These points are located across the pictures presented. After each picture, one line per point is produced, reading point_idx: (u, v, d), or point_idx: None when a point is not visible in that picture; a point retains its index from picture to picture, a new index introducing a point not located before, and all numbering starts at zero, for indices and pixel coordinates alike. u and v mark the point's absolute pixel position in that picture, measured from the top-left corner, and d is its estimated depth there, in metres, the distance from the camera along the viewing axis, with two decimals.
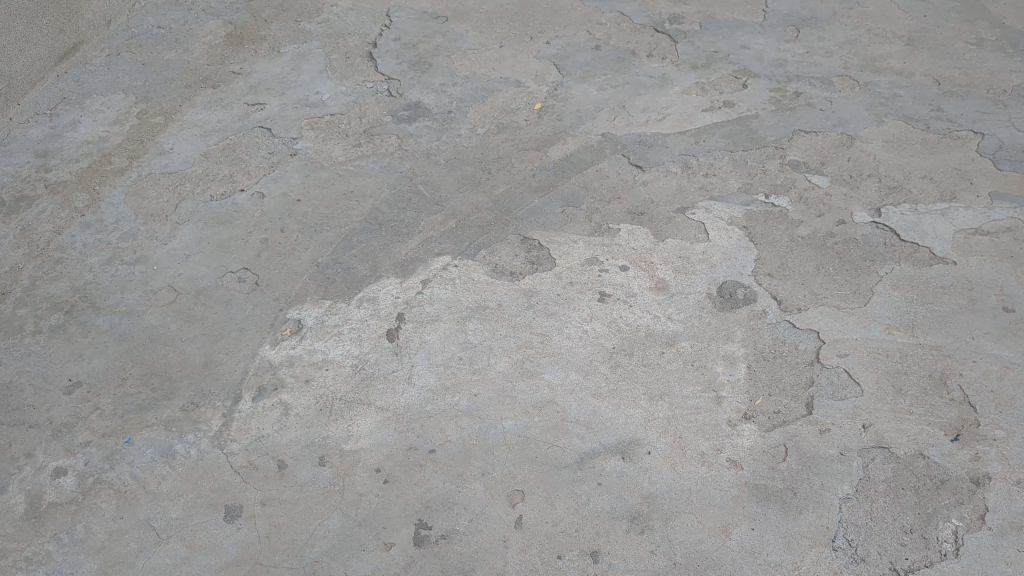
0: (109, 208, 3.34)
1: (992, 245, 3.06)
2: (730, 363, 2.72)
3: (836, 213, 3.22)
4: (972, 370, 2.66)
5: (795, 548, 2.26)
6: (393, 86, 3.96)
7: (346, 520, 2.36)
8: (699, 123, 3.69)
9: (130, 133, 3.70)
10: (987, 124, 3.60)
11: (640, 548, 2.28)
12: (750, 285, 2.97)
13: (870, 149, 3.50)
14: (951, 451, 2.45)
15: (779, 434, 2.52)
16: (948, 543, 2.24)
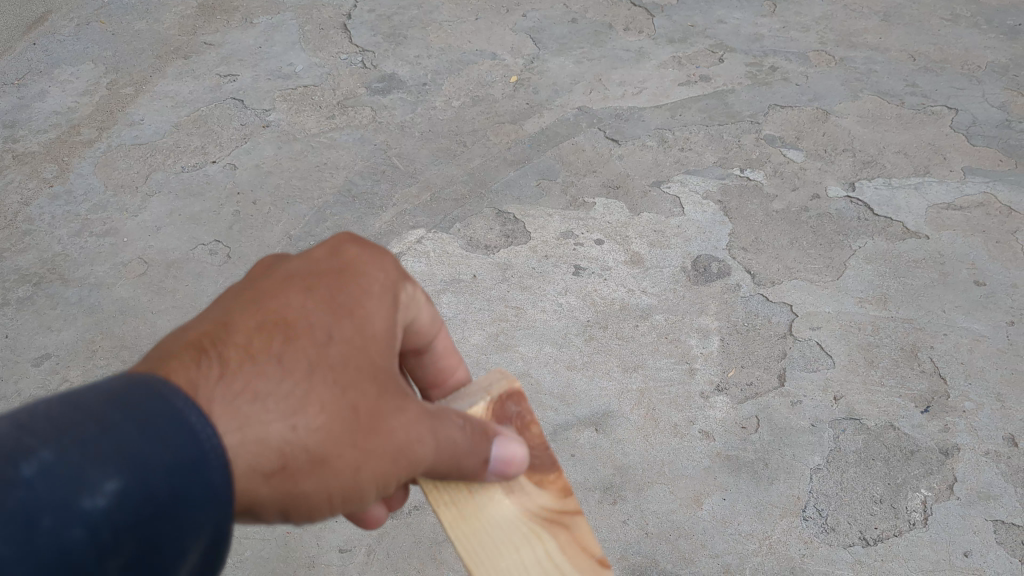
0: (78, 179, 3.31)
1: (965, 219, 3.06)
2: (703, 336, 2.72)
3: (811, 187, 3.22)
4: (942, 342, 2.68)
5: (766, 518, 2.28)
6: (367, 58, 3.92)
7: None
8: (675, 97, 3.68)
9: (100, 103, 3.65)
10: (961, 99, 3.60)
11: (612, 518, 2.29)
12: (724, 259, 2.97)
13: (845, 124, 3.50)
14: (920, 423, 2.47)
15: (751, 406, 2.53)
16: (917, 512, 2.27)
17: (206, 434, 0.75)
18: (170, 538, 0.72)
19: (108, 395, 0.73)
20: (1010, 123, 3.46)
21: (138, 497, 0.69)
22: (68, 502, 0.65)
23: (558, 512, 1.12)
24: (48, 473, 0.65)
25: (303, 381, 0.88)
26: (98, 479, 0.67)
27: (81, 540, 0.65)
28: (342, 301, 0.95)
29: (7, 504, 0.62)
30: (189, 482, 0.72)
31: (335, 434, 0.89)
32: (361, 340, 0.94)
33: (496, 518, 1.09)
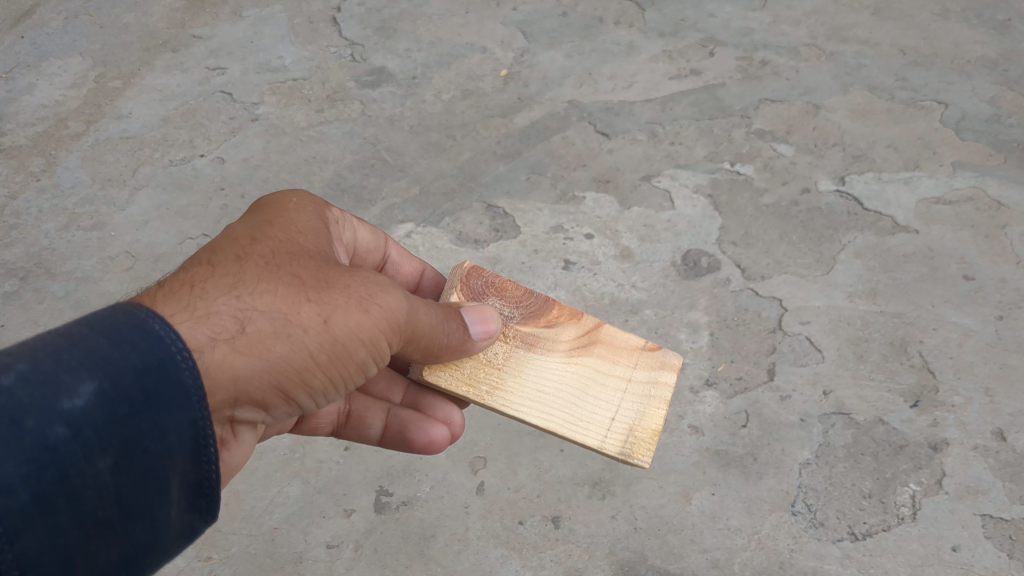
0: (65, 173, 3.29)
1: (954, 214, 3.06)
2: (693, 331, 2.71)
3: (801, 181, 3.21)
4: (932, 337, 2.67)
5: (755, 513, 2.29)
6: (356, 51, 3.90)
7: (306, 488, 2.35)
8: (665, 91, 3.66)
9: (87, 96, 3.62)
10: (951, 94, 3.60)
11: (601, 513, 2.30)
12: (714, 254, 2.96)
13: (836, 118, 3.48)
14: (909, 418, 2.47)
15: (740, 400, 2.52)
16: (906, 506, 2.30)
17: (167, 334, 1.10)
18: (144, 430, 1.06)
19: (77, 330, 1.07)
20: (1000, 118, 3.46)
21: (111, 398, 1.03)
22: (51, 404, 0.99)
23: (581, 339, 1.61)
24: (31, 381, 0.99)
25: (245, 278, 1.26)
26: (75, 386, 1.01)
27: (64, 435, 0.99)
28: (251, 244, 1.34)
29: (4, 407, 0.96)
30: (152, 388, 1.06)
31: (286, 295, 1.26)
32: (279, 250, 1.35)
33: (536, 367, 1.56)
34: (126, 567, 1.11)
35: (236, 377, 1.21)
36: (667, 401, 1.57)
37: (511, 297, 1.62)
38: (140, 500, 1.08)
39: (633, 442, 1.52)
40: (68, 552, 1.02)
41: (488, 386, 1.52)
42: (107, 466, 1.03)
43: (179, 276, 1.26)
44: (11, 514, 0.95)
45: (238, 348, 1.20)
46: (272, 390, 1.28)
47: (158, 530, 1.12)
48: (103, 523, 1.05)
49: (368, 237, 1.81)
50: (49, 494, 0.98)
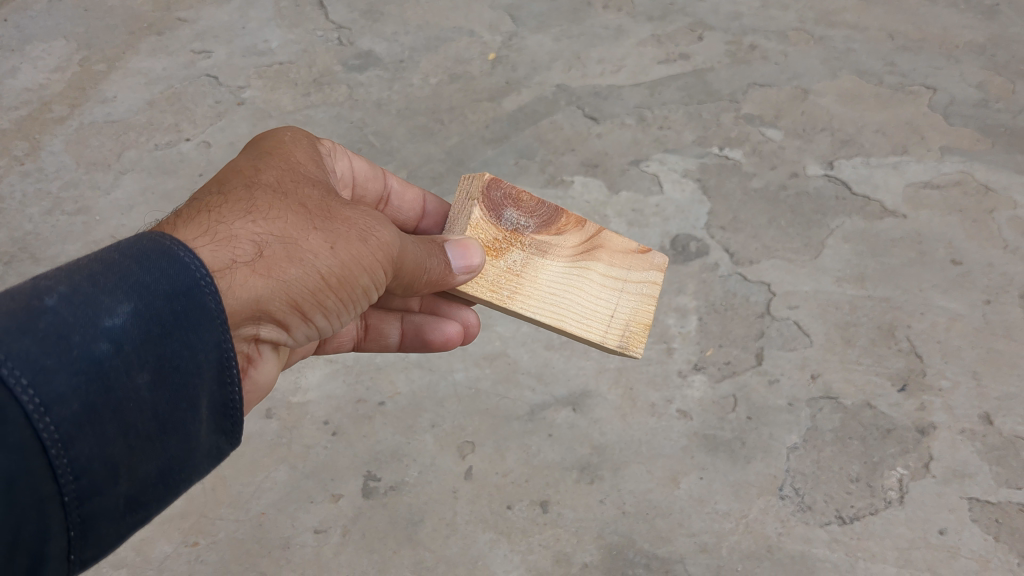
0: (49, 158, 3.26)
1: (942, 199, 3.05)
2: (681, 316, 2.70)
3: (789, 165, 3.20)
4: (919, 321, 2.67)
5: (742, 497, 2.30)
6: (343, 34, 3.87)
7: (294, 473, 2.35)
8: (654, 75, 3.62)
9: (72, 80, 3.59)
10: (939, 78, 3.55)
11: (589, 497, 2.30)
12: (702, 239, 2.94)
13: (825, 104, 3.46)
14: (897, 402, 2.48)
15: (728, 384, 2.52)
16: (893, 490, 2.30)
17: (190, 256, 1.04)
18: (177, 350, 1.01)
19: (103, 252, 1.02)
20: (988, 103, 3.44)
21: (145, 319, 0.98)
22: (91, 323, 0.94)
23: (586, 241, 1.56)
24: (70, 302, 0.94)
25: (251, 203, 1.23)
26: (113, 306, 0.96)
27: (107, 351, 0.94)
28: (252, 174, 1.31)
29: (43, 325, 0.91)
30: (184, 306, 1.01)
31: (293, 222, 1.23)
32: (281, 180, 1.31)
33: (550, 273, 1.50)
34: (162, 483, 1.06)
35: (256, 299, 1.16)
36: (658, 299, 1.56)
37: (524, 202, 1.52)
38: (174, 416, 1.03)
39: (629, 335, 1.52)
40: (113, 461, 0.97)
41: (509, 291, 1.46)
42: (145, 382, 0.98)
43: (188, 209, 1.22)
44: (63, 424, 0.90)
45: (257, 269, 1.16)
46: (287, 314, 1.24)
47: (192, 446, 1.07)
48: (143, 437, 1.00)
49: (365, 166, 1.79)
50: (95, 406, 0.93)
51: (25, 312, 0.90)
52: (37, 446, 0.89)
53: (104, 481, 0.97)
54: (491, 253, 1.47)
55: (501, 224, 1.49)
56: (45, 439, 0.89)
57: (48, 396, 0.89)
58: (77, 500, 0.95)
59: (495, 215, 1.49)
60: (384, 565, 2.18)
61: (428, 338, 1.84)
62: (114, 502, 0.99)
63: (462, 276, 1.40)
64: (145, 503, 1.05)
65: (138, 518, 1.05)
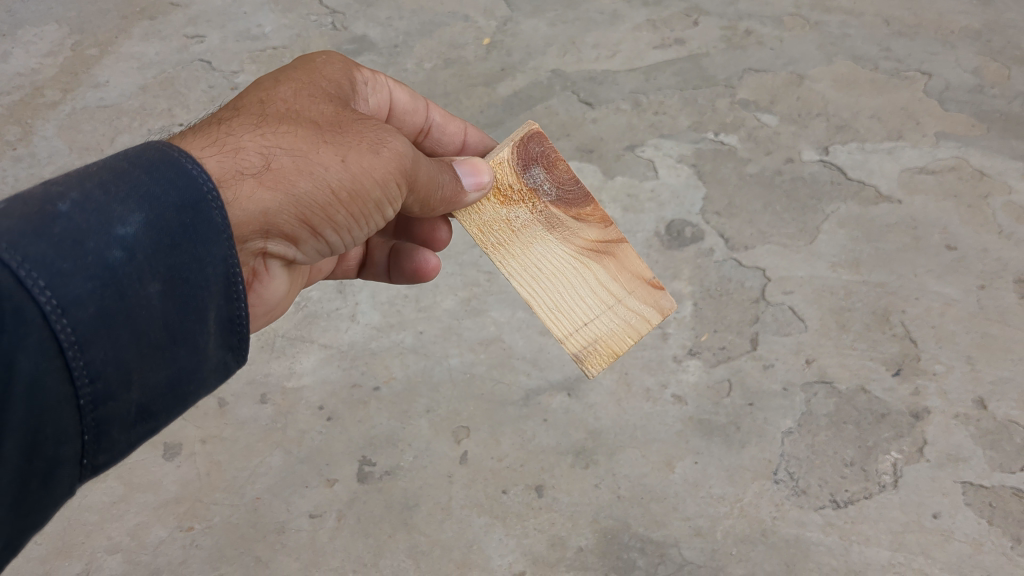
0: (42, 142, 3.26)
1: (937, 183, 3.04)
2: (676, 301, 2.71)
3: (784, 151, 3.18)
4: (914, 306, 2.65)
5: (737, 481, 2.30)
6: (337, 19, 3.85)
7: (289, 457, 2.35)
8: (650, 60, 3.60)
9: (64, 65, 3.58)
10: (934, 64, 3.51)
11: (584, 482, 2.30)
12: (698, 224, 2.93)
13: (820, 89, 3.43)
14: (891, 386, 2.48)
15: (723, 369, 2.52)
16: (887, 474, 2.31)
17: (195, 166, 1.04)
18: (187, 261, 1.01)
19: (114, 159, 1.02)
20: (983, 88, 3.41)
21: (157, 228, 0.98)
22: (103, 229, 0.94)
23: (599, 241, 1.48)
24: (83, 207, 0.94)
25: (261, 118, 1.23)
26: (125, 215, 0.97)
27: (121, 258, 0.95)
28: (271, 88, 1.31)
29: (57, 230, 0.91)
30: (194, 218, 1.02)
31: (304, 135, 1.22)
32: (298, 94, 1.31)
33: (547, 249, 1.46)
34: (172, 393, 1.06)
35: (264, 212, 1.17)
36: (640, 335, 1.44)
37: (563, 172, 1.49)
38: (185, 327, 1.03)
39: (591, 352, 1.42)
40: (126, 368, 0.98)
41: (495, 241, 1.46)
42: (157, 292, 0.99)
43: (202, 123, 1.23)
44: (79, 327, 0.91)
45: (264, 182, 1.16)
46: (298, 228, 1.25)
47: (201, 360, 1.08)
48: (154, 346, 1.01)
49: (406, 97, 1.77)
50: (109, 312, 0.94)
51: (39, 217, 0.91)
52: (54, 348, 0.90)
53: (117, 387, 0.98)
54: (498, 198, 1.47)
55: (524, 177, 1.47)
56: (62, 341, 0.90)
57: (64, 298, 0.90)
58: (91, 404, 0.96)
59: (523, 167, 1.48)
60: (379, 549, 2.19)
61: (416, 269, 2.01)
62: (125, 410, 1.01)
63: (471, 196, 1.43)
64: (156, 413, 1.06)
65: (148, 429, 1.06)
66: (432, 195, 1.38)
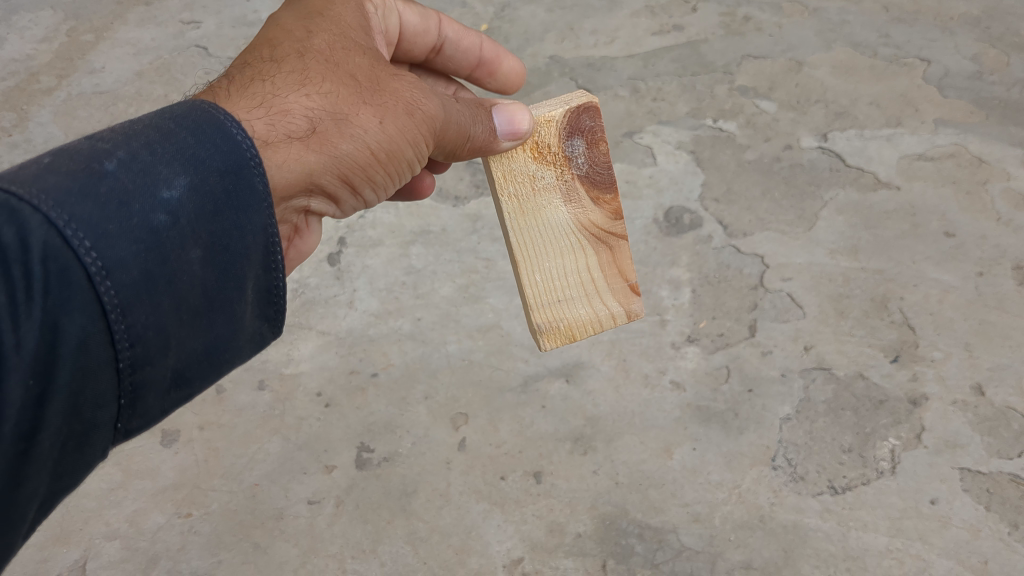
0: (37, 128, 3.25)
1: (936, 170, 3.03)
2: (675, 287, 2.70)
3: (783, 138, 3.17)
4: (912, 293, 2.67)
5: (735, 468, 2.30)
6: None
7: (287, 444, 2.35)
8: (648, 47, 3.58)
9: (59, 51, 3.56)
10: (934, 51, 3.49)
11: (582, 468, 2.31)
12: (697, 211, 2.92)
13: (819, 76, 3.41)
14: (890, 372, 2.48)
15: (722, 356, 2.52)
16: (885, 461, 2.31)
17: (240, 132, 1.08)
18: (227, 228, 1.05)
19: (160, 116, 1.07)
20: (983, 75, 3.39)
21: (200, 193, 1.03)
22: (148, 191, 0.99)
23: (607, 230, 1.42)
24: (128, 168, 0.99)
25: (302, 72, 1.29)
26: (170, 179, 1.01)
27: (165, 222, 0.99)
28: (303, 37, 1.36)
29: (103, 189, 0.95)
30: (235, 185, 1.06)
31: (343, 95, 1.30)
32: (330, 45, 1.36)
33: (557, 220, 1.40)
34: (207, 361, 1.10)
35: (309, 172, 1.26)
36: (599, 331, 1.42)
37: (603, 154, 1.40)
38: (222, 295, 1.07)
39: (552, 329, 1.40)
40: (166, 333, 1.01)
41: (510, 191, 1.39)
42: (198, 258, 1.02)
43: (242, 74, 1.29)
44: (122, 289, 0.95)
45: (309, 144, 1.25)
46: (339, 185, 1.34)
47: (236, 329, 1.11)
48: (192, 313, 1.04)
49: (415, 23, 1.82)
50: (152, 276, 0.98)
51: (86, 176, 0.95)
52: (98, 310, 0.94)
53: (156, 353, 1.01)
54: (532, 152, 1.39)
55: (564, 144, 1.39)
56: (105, 303, 0.94)
57: (110, 260, 0.93)
58: (131, 367, 0.99)
59: (567, 133, 1.39)
60: (378, 536, 2.19)
61: (406, 193, 2.02)
62: (163, 376, 1.04)
63: (506, 143, 1.36)
64: (189, 380, 1.09)
65: (183, 395, 1.09)
66: (456, 143, 1.46)
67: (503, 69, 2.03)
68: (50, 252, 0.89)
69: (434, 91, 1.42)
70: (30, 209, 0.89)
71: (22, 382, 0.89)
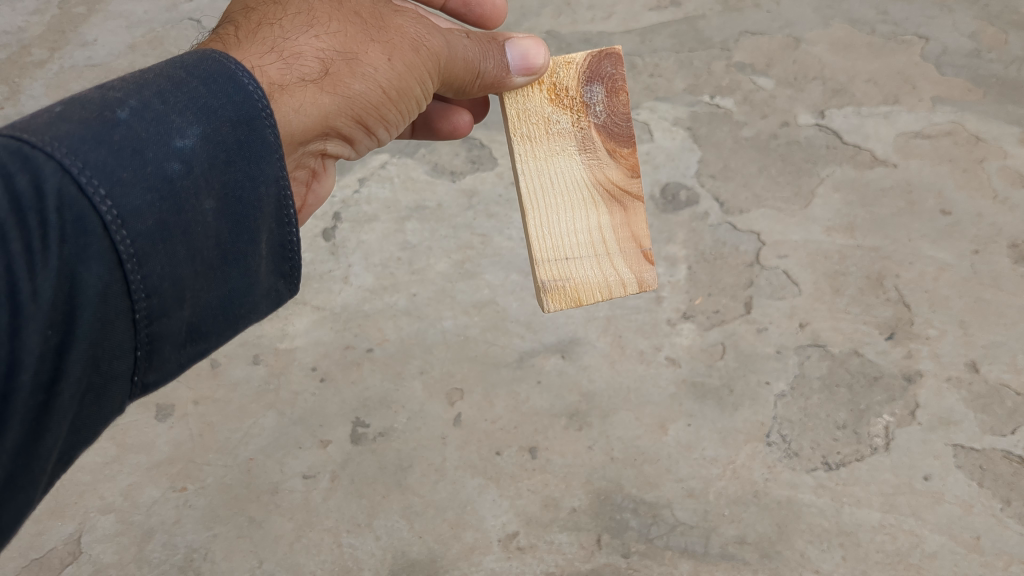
0: (29, 102, 3.23)
1: (933, 148, 3.02)
2: (671, 264, 2.69)
3: (780, 115, 3.16)
4: (908, 271, 2.67)
5: (730, 443, 2.31)
6: None
7: (282, 419, 2.35)
8: (645, 21, 3.55)
9: (52, 23, 3.54)
10: (933, 27, 3.45)
11: (578, 444, 2.31)
12: (693, 187, 2.92)
13: (816, 52, 3.39)
14: (884, 350, 2.48)
15: (717, 333, 2.52)
16: (879, 437, 2.32)
17: (250, 75, 1.09)
18: (240, 179, 1.06)
19: (169, 60, 1.07)
20: (981, 52, 3.36)
21: (213, 142, 1.03)
22: (162, 140, 0.99)
23: (622, 186, 1.39)
24: (141, 116, 0.99)
25: (309, 13, 1.30)
26: (183, 128, 1.02)
27: (179, 171, 1.00)
28: None
29: (117, 138, 0.96)
30: (247, 135, 1.07)
31: (352, 35, 1.32)
32: None
33: (571, 170, 1.38)
34: (222, 315, 1.10)
35: (325, 114, 1.30)
36: (608, 295, 1.35)
37: (622, 104, 1.41)
38: (236, 248, 1.07)
39: (557, 286, 1.34)
40: (181, 285, 1.02)
41: (524, 131, 1.38)
42: (211, 209, 1.03)
43: (249, 18, 1.29)
44: (137, 238, 0.96)
45: (323, 86, 1.28)
46: (354, 126, 1.38)
47: (252, 282, 1.12)
48: (207, 265, 1.05)
49: None
50: (167, 225, 0.98)
51: (99, 124, 0.96)
52: (114, 260, 0.94)
53: (171, 304, 1.01)
54: (549, 93, 1.40)
55: (582, 90, 1.40)
56: (121, 252, 0.94)
57: (124, 209, 0.94)
58: (147, 318, 0.99)
59: (587, 78, 1.41)
60: (373, 510, 2.20)
61: (451, 129, 1.96)
62: (179, 327, 1.04)
63: (519, 79, 1.39)
64: (206, 334, 1.09)
65: (198, 350, 1.09)
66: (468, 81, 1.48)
67: None
68: (65, 200, 0.91)
69: (438, 24, 1.44)
70: (43, 156, 0.91)
71: (41, 329, 0.89)
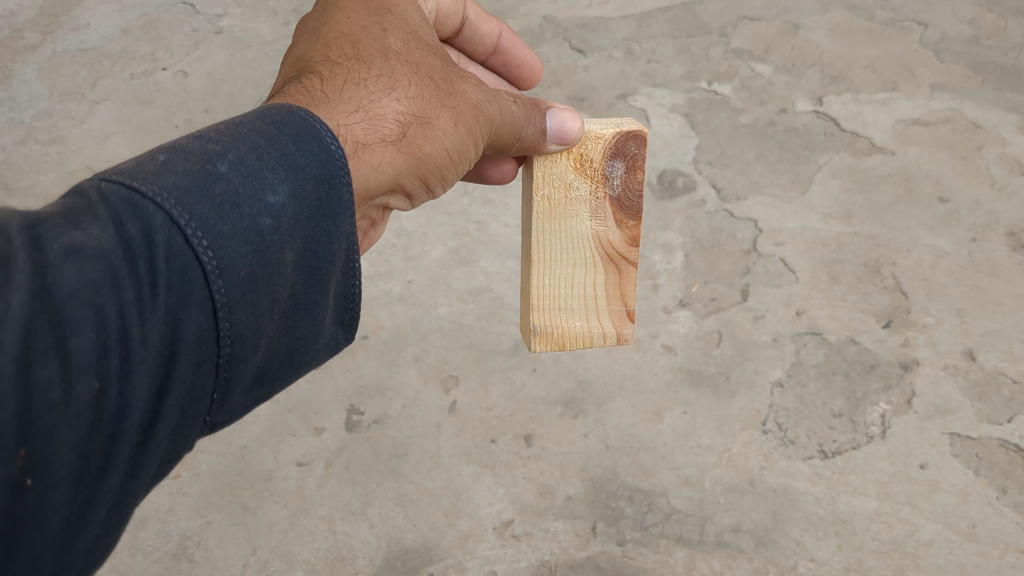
0: (21, 86, 3.20)
1: (931, 135, 3.00)
2: (667, 252, 2.69)
3: (778, 101, 3.14)
4: (905, 259, 2.66)
5: (726, 431, 2.31)
6: None
7: (276, 407, 2.34)
8: (643, 7, 3.54)
9: (44, 7, 3.51)
10: (931, 14, 3.44)
11: (573, 431, 2.30)
12: (689, 174, 2.91)
13: (814, 39, 3.37)
14: (881, 338, 2.47)
15: (713, 321, 2.52)
16: (875, 425, 2.31)
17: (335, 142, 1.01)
18: (317, 236, 0.97)
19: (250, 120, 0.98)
20: (981, 39, 3.34)
21: (300, 201, 0.95)
22: (256, 195, 0.91)
23: (621, 252, 1.37)
24: (239, 170, 0.91)
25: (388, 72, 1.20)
26: (272, 187, 0.93)
27: (270, 226, 0.91)
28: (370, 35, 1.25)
29: (217, 191, 0.88)
30: (328, 193, 0.98)
31: (427, 96, 1.22)
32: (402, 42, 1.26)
33: (578, 232, 1.35)
34: (287, 361, 1.00)
35: (397, 174, 1.19)
36: (586, 345, 1.39)
37: (638, 181, 1.34)
38: (307, 298, 0.98)
39: (545, 331, 1.38)
40: (261, 333, 0.93)
41: (544, 193, 1.33)
42: (292, 261, 0.94)
43: (333, 73, 1.18)
44: (231, 288, 0.88)
45: (400, 147, 1.18)
46: (416, 187, 1.27)
47: (318, 331, 1.02)
48: (281, 314, 0.95)
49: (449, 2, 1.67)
50: (257, 277, 0.90)
51: (201, 176, 0.88)
52: (209, 305, 0.86)
53: (250, 350, 0.92)
54: (574, 162, 1.32)
55: (603, 164, 1.32)
56: (217, 300, 0.87)
57: (222, 259, 0.87)
58: (228, 363, 0.90)
59: (610, 153, 1.32)
60: (367, 497, 2.19)
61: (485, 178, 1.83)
62: (251, 371, 0.94)
63: (552, 147, 1.30)
64: (271, 379, 0.99)
65: (260, 396, 1.00)
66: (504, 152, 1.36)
67: (518, 59, 1.89)
68: (173, 250, 0.84)
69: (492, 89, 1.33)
70: (154, 206, 0.84)
71: (148, 372, 0.82)
